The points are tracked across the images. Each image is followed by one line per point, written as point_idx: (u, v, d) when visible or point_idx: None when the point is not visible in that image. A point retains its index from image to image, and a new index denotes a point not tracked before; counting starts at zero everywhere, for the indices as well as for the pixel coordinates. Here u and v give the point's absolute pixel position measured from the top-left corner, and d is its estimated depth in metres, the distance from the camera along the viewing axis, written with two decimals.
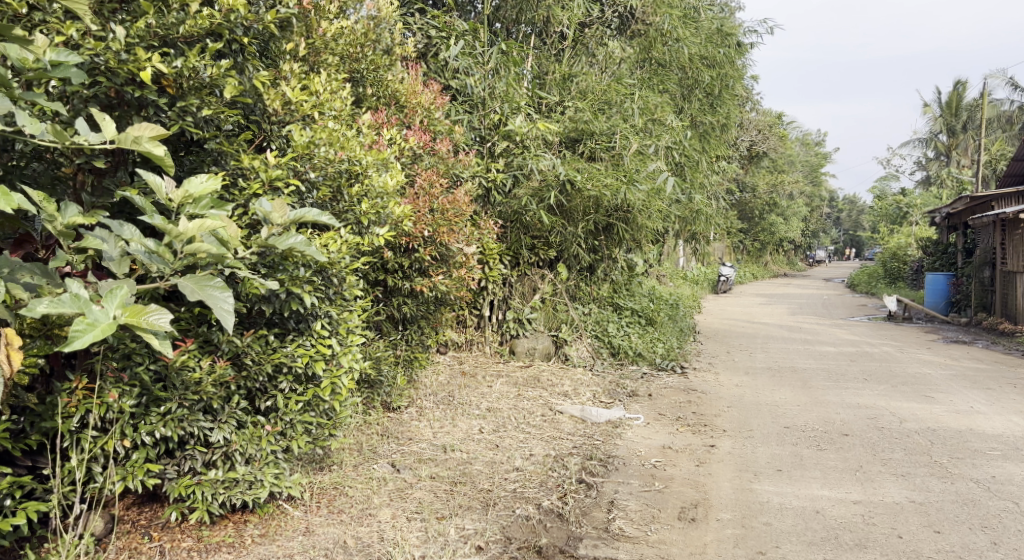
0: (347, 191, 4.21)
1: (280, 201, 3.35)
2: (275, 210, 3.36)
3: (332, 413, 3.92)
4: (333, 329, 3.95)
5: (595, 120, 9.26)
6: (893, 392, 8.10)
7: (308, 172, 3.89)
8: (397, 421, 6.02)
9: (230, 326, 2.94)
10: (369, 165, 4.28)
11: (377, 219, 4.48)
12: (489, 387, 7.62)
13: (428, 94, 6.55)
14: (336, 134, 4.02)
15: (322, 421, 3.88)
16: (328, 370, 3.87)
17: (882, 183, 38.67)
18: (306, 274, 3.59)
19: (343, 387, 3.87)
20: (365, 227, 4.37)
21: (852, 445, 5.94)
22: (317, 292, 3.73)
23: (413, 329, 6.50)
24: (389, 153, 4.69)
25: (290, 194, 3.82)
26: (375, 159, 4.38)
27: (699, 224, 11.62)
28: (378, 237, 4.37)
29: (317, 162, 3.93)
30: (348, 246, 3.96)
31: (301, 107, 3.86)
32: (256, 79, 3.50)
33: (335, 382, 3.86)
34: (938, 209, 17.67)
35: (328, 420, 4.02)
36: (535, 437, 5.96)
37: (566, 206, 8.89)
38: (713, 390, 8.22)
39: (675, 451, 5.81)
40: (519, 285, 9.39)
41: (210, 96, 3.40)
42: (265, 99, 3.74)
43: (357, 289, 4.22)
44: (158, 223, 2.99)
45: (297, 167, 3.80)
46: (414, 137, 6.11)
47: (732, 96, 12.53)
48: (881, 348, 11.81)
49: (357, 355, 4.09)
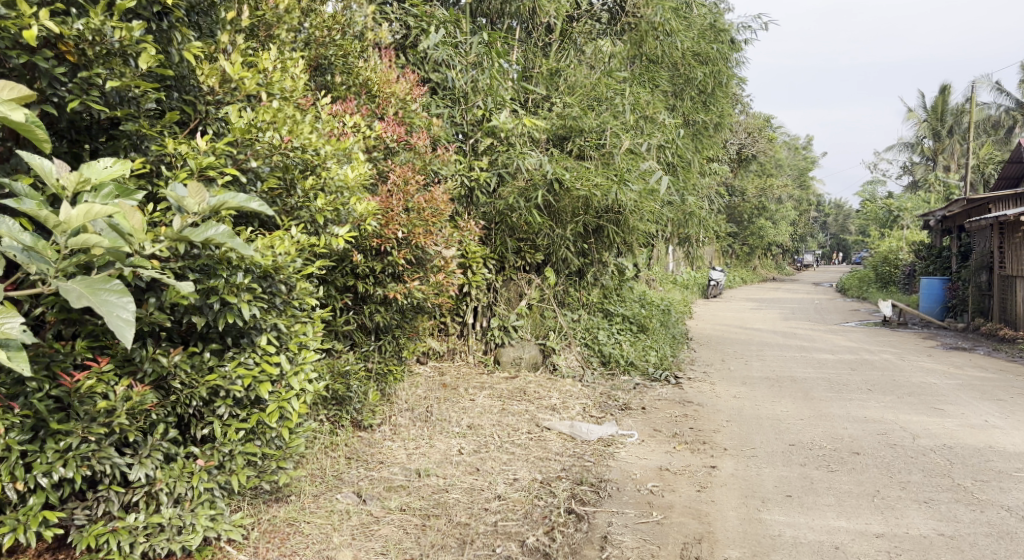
0: (300, 184, 3.71)
1: (196, 184, 2.91)
2: (190, 196, 2.92)
3: (282, 442, 3.41)
4: (283, 344, 3.41)
5: (583, 116, 8.77)
6: (900, 403, 7.62)
7: (249, 161, 3.38)
8: (368, 441, 5.49)
9: (126, 338, 2.55)
10: (328, 156, 3.78)
11: (339, 218, 3.97)
12: (471, 401, 7.07)
13: (404, 83, 6.02)
14: (281, 114, 3.55)
15: (269, 452, 3.37)
16: (277, 392, 3.35)
17: (872, 187, 38.38)
18: (246, 280, 3.11)
19: (292, 413, 3.35)
20: (323, 226, 3.85)
21: (866, 466, 5.44)
22: (259, 302, 3.22)
23: (387, 339, 5.96)
24: (351, 143, 4.19)
25: (228, 185, 3.35)
26: (335, 150, 3.90)
27: (692, 227, 11.14)
28: (339, 237, 3.85)
29: (261, 148, 3.43)
30: (299, 247, 3.47)
31: (243, 85, 3.41)
32: (184, 49, 3.08)
33: (283, 406, 3.34)
34: (933, 212, 17.28)
35: (278, 450, 3.47)
36: (520, 458, 5.44)
37: (554, 206, 8.39)
38: (711, 402, 7.73)
39: (673, 473, 5.30)
40: (505, 291, 8.85)
41: (125, 66, 2.96)
42: (197, 73, 3.29)
43: (313, 297, 3.70)
44: (33, 211, 2.58)
45: (236, 155, 3.33)
46: (388, 130, 5.60)
47: (726, 94, 12.07)
48: (881, 355, 11.34)
49: (313, 374, 3.55)
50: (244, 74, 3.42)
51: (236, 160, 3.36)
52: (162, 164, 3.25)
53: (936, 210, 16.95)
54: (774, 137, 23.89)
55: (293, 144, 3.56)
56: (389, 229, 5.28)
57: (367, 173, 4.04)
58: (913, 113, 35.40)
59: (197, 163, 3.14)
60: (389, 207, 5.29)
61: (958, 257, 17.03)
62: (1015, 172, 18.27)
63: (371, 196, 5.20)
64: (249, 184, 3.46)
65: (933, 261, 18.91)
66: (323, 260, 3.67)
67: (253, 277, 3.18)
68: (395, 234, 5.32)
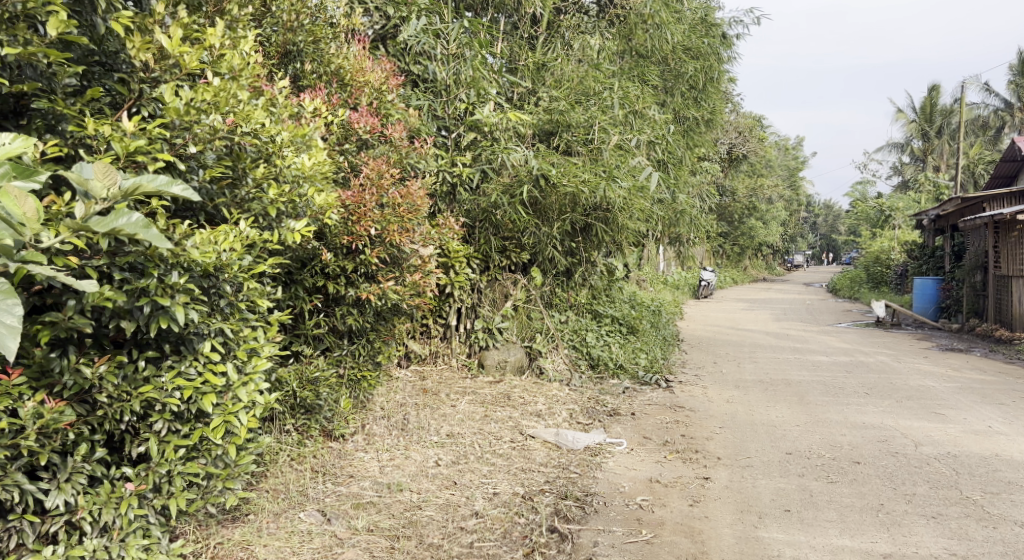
0: (250, 172, 3.42)
1: (102, 164, 2.64)
2: (96, 177, 2.64)
3: (229, 460, 3.18)
4: (229, 352, 3.22)
5: (570, 110, 8.45)
6: (899, 408, 7.33)
7: (186, 146, 3.07)
8: (338, 453, 5.17)
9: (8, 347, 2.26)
10: (285, 142, 3.58)
11: (294, 212, 3.71)
12: (452, 408, 6.74)
13: (378, 72, 5.69)
14: (223, 93, 3.20)
15: (215, 472, 3.17)
16: (222, 405, 3.12)
17: (862, 188, 38.22)
18: (180, 280, 2.85)
19: (240, 428, 3.12)
20: (276, 220, 3.60)
21: (868, 476, 5.13)
22: (197, 305, 2.97)
23: (362, 343, 5.62)
24: (310, 129, 3.92)
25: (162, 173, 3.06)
26: (292, 136, 3.68)
27: (683, 226, 10.80)
28: (294, 233, 3.60)
29: (202, 133, 3.13)
30: (246, 243, 3.19)
31: (183, 61, 3.13)
32: (104, 19, 2.77)
33: (230, 421, 3.11)
34: (925, 211, 17.04)
35: (224, 469, 3.26)
36: (502, 471, 5.11)
37: (541, 204, 8.06)
38: (703, 407, 7.43)
39: (663, 485, 4.98)
40: (489, 292, 8.52)
41: (33, 33, 2.71)
42: (128, 47, 3.03)
43: (264, 299, 3.44)
44: None
45: (171, 139, 3.05)
46: (360, 121, 5.27)
47: (717, 90, 11.78)
48: (876, 357, 11.06)
49: (264, 384, 3.30)
50: (184, 49, 3.14)
51: (171, 144, 3.06)
52: (87, 147, 2.96)
53: (929, 209, 16.70)
54: (765, 136, 23.65)
55: (236, 127, 3.23)
56: (361, 225, 4.97)
57: (325, 163, 3.79)
58: (903, 113, 35.27)
59: (123, 146, 2.86)
60: (360, 201, 4.97)
61: (952, 257, 16.78)
62: (1008, 171, 18.06)
63: (339, 190, 4.91)
64: (189, 171, 3.20)
65: (926, 261, 18.67)
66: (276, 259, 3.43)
67: (190, 276, 2.95)
68: (367, 230, 5.02)
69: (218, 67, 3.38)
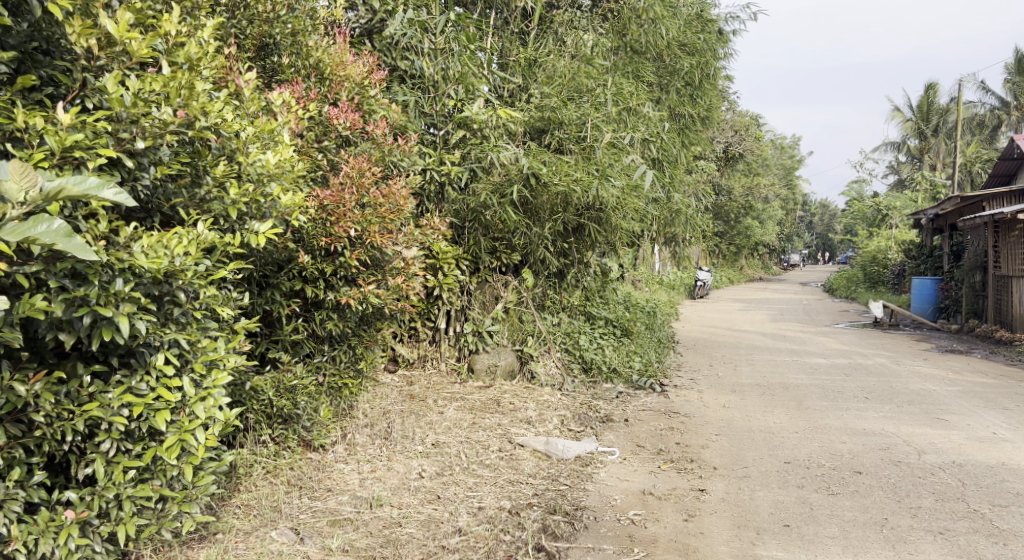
0: (210, 169, 3.29)
1: (19, 164, 2.48)
2: (12, 177, 2.48)
3: (184, 480, 3.09)
4: (185, 365, 3.12)
5: (562, 107, 8.22)
6: (900, 413, 7.11)
7: (134, 141, 2.92)
8: (317, 465, 4.96)
9: None
10: (250, 138, 3.51)
11: (259, 214, 3.53)
12: (440, 414, 6.52)
13: (360, 66, 5.46)
14: (177, 82, 3.07)
15: (168, 494, 3.07)
16: (177, 423, 3.03)
17: (859, 187, 38.04)
18: (125, 288, 2.74)
19: (196, 447, 3.03)
20: (239, 220, 3.45)
21: (870, 488, 4.92)
22: (148, 317, 2.87)
23: (343, 348, 5.40)
24: (277, 124, 3.82)
25: (106, 170, 2.89)
26: (258, 132, 3.59)
27: (679, 226, 10.61)
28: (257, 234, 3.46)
29: (152, 127, 2.96)
30: (202, 247, 3.08)
31: (131, 49, 2.98)
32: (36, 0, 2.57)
33: (185, 439, 3.02)
34: (924, 211, 16.82)
35: (178, 491, 3.16)
36: (488, 483, 4.90)
37: (532, 203, 7.83)
38: (699, 413, 7.21)
39: (657, 499, 4.77)
40: (479, 294, 8.29)
41: None
42: (68, 32, 2.84)
43: (225, 308, 3.34)
44: None
45: (117, 130, 2.89)
46: (340, 116, 5.07)
47: (713, 87, 11.55)
48: (874, 359, 10.85)
49: (223, 399, 3.21)
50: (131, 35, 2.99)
51: (116, 138, 2.89)
52: (20, 141, 2.73)
53: (928, 208, 16.48)
54: (761, 136, 23.45)
55: (186, 121, 3.06)
56: (340, 226, 4.76)
57: (291, 159, 3.63)
58: (900, 112, 35.08)
59: (58, 141, 2.68)
60: (339, 201, 4.76)
61: (950, 257, 16.56)
62: (1007, 169, 17.88)
63: (316, 189, 4.71)
64: (138, 169, 3.02)
65: (924, 261, 18.46)
66: (238, 263, 3.32)
67: (139, 284, 2.84)
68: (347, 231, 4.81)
69: (174, 56, 3.24)
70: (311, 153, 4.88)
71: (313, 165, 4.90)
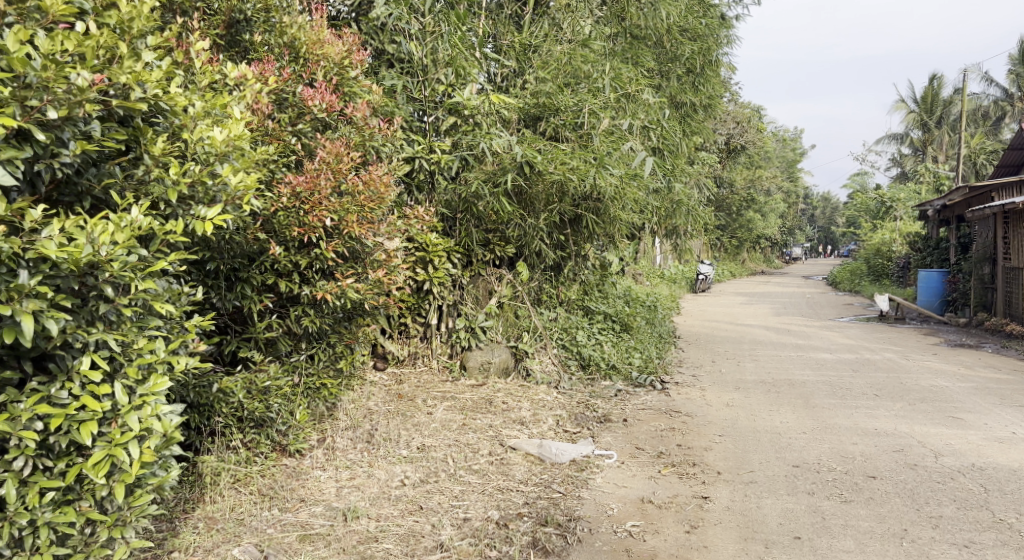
0: (148, 148, 3.05)
1: None
2: None
3: (116, 502, 2.80)
4: (115, 368, 2.87)
5: (558, 93, 7.87)
6: (913, 412, 6.76)
7: (44, 108, 2.60)
8: (292, 472, 4.64)
9: None
10: (198, 113, 3.31)
11: (206, 198, 3.26)
12: (428, 415, 6.18)
13: (340, 44, 5.10)
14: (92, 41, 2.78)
15: (97, 518, 2.79)
16: (107, 438, 2.76)
17: (861, 179, 37.64)
18: (33, 282, 2.49)
19: (129, 465, 2.75)
20: (182, 204, 3.20)
21: (885, 494, 4.58)
22: (64, 313, 2.61)
23: (322, 346, 5.06)
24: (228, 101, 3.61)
25: (11, 142, 2.58)
26: (207, 107, 3.40)
27: (680, 218, 10.33)
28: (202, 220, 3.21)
29: (68, 97, 2.65)
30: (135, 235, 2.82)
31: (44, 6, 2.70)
32: None
33: (114, 455, 2.74)
34: (930, 202, 16.44)
35: (108, 514, 2.88)
36: (476, 490, 4.57)
37: (526, 193, 7.48)
38: (701, 412, 6.87)
39: (656, 507, 4.45)
40: (471, 288, 7.93)
41: None
42: None
43: (168, 307, 3.08)
44: None
45: (25, 97, 2.58)
46: (315, 97, 4.67)
47: (715, 74, 11.19)
48: (882, 354, 10.50)
49: (165, 408, 2.94)
50: None
51: (24, 106, 2.58)
52: None
53: (935, 199, 16.09)
54: (764, 126, 23.05)
55: (107, 84, 2.75)
56: (315, 216, 4.45)
57: (241, 137, 3.40)
58: (903, 103, 34.61)
59: None
60: (313, 188, 4.45)
61: (957, 249, 16.17)
62: (1015, 159, 17.50)
63: (288, 175, 4.41)
64: (57, 144, 2.71)
65: (930, 253, 18.05)
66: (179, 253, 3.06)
67: (55, 278, 2.58)
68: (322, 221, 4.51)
69: (104, 18, 2.99)
70: (283, 136, 4.54)
71: (286, 148, 4.59)
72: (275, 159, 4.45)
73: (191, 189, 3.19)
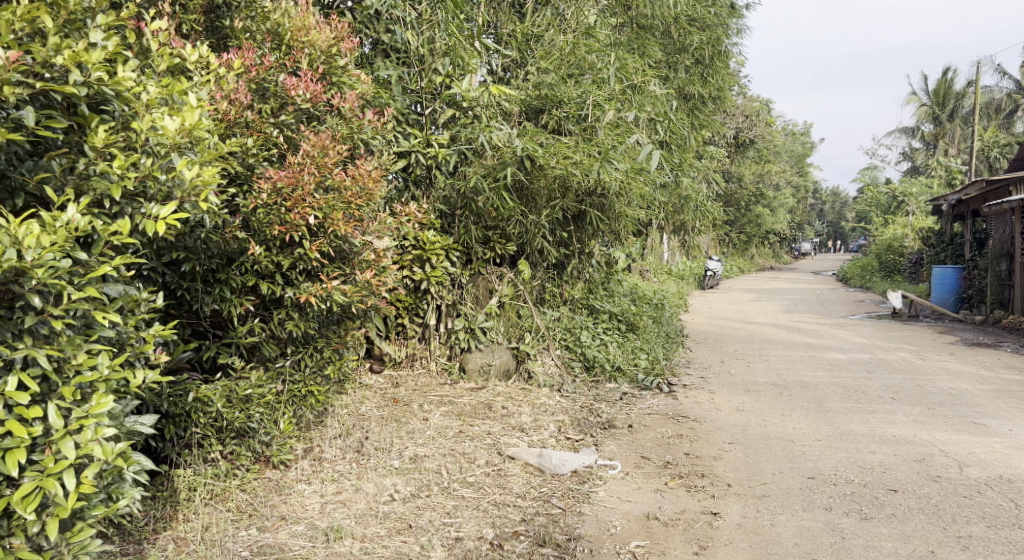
0: (87, 141, 2.81)
1: None
2: None
3: (52, 538, 2.57)
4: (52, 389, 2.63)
5: (560, 84, 7.57)
6: (932, 417, 6.44)
7: None
8: (274, 486, 4.36)
9: None
10: (152, 100, 3.12)
11: (160, 194, 3.09)
12: (423, 422, 5.90)
13: (327, 31, 4.81)
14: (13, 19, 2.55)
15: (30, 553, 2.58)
16: (39, 467, 2.54)
17: (872, 174, 37.15)
18: None
19: (61, 499, 2.52)
20: (130, 202, 3.02)
21: (909, 510, 4.28)
22: None
23: (307, 351, 4.79)
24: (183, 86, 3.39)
25: None
26: (160, 94, 3.22)
27: (688, 214, 10.03)
28: (154, 218, 3.03)
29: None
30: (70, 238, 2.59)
31: None
32: None
33: (47, 488, 2.51)
34: (944, 196, 16.02)
35: (46, 549, 2.65)
36: (469, 505, 4.29)
37: (527, 188, 7.19)
38: (710, 417, 6.57)
39: (662, 524, 4.16)
40: (471, 287, 7.62)
41: None
42: None
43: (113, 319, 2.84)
44: None
45: None
46: (298, 86, 4.37)
47: (725, 65, 10.84)
48: (897, 353, 10.15)
49: (109, 432, 2.68)
50: None
51: None
52: None
53: (950, 193, 15.68)
54: (773, 120, 22.69)
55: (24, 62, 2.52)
56: (298, 213, 4.17)
57: (198, 125, 3.21)
58: (915, 96, 34.08)
59: None
60: (295, 184, 4.17)
61: (972, 245, 15.77)
62: None
63: (269, 170, 4.13)
64: None
65: (944, 249, 17.66)
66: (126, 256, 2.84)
67: None
68: (305, 219, 4.23)
69: None
70: (265, 128, 4.25)
71: (268, 141, 4.31)
72: (254, 152, 4.17)
73: (138, 186, 3.01)
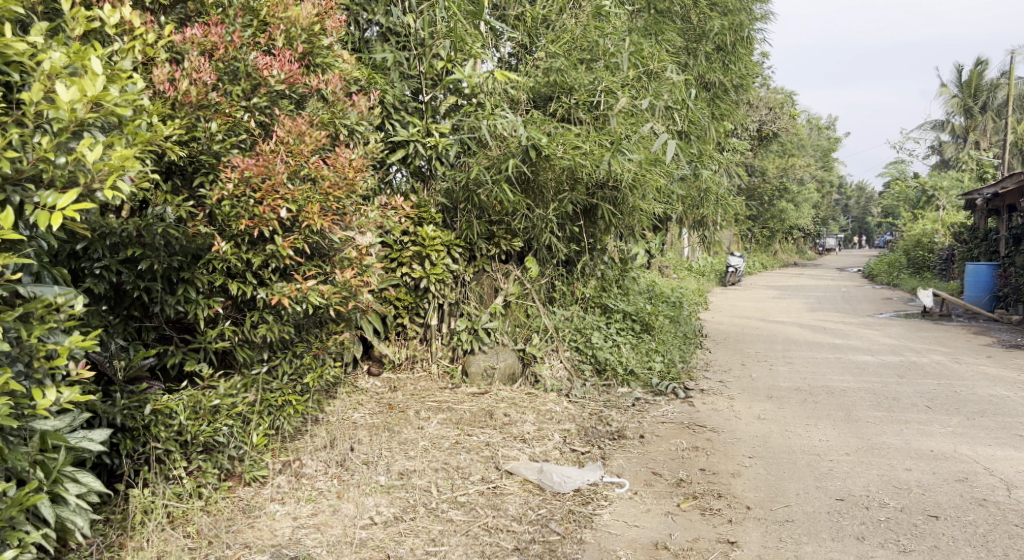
0: None
1: None
2: None
3: None
4: None
5: (570, 69, 7.11)
6: (973, 429, 5.92)
7: None
8: (244, 506, 3.96)
9: None
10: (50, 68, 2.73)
11: (62, 181, 2.75)
12: (418, 430, 5.50)
13: (311, 5, 4.34)
14: None
15: None
16: None
17: (901, 168, 36.24)
18: None
19: None
20: (21, 187, 2.69)
21: (954, 544, 3.82)
22: None
23: (285, 356, 4.39)
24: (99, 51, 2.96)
25: None
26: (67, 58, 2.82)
27: (708, 207, 9.53)
28: (50, 208, 2.69)
29: None
30: None
31: None
32: None
33: None
34: (979, 191, 15.22)
35: None
36: (457, 531, 3.89)
37: (533, 180, 6.79)
38: (730, 427, 6.10)
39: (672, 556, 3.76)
40: (474, 285, 7.21)
41: None
42: None
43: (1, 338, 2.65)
44: None
45: None
46: (271, 66, 3.93)
47: (747, 52, 10.31)
48: (930, 356, 9.60)
49: None
50: None
51: None
52: None
53: (984, 187, 14.86)
54: (797, 113, 22.04)
55: None
56: (268, 205, 3.79)
57: (108, 94, 2.76)
58: (946, 88, 33.13)
59: None
60: (267, 172, 3.77)
61: (1008, 241, 15.02)
62: None
63: (238, 158, 3.73)
64: None
65: (977, 245, 16.93)
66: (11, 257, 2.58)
67: None
68: (277, 212, 3.84)
69: None
70: (235, 112, 3.81)
71: (238, 126, 3.88)
72: (219, 138, 3.74)
73: (31, 170, 2.67)
